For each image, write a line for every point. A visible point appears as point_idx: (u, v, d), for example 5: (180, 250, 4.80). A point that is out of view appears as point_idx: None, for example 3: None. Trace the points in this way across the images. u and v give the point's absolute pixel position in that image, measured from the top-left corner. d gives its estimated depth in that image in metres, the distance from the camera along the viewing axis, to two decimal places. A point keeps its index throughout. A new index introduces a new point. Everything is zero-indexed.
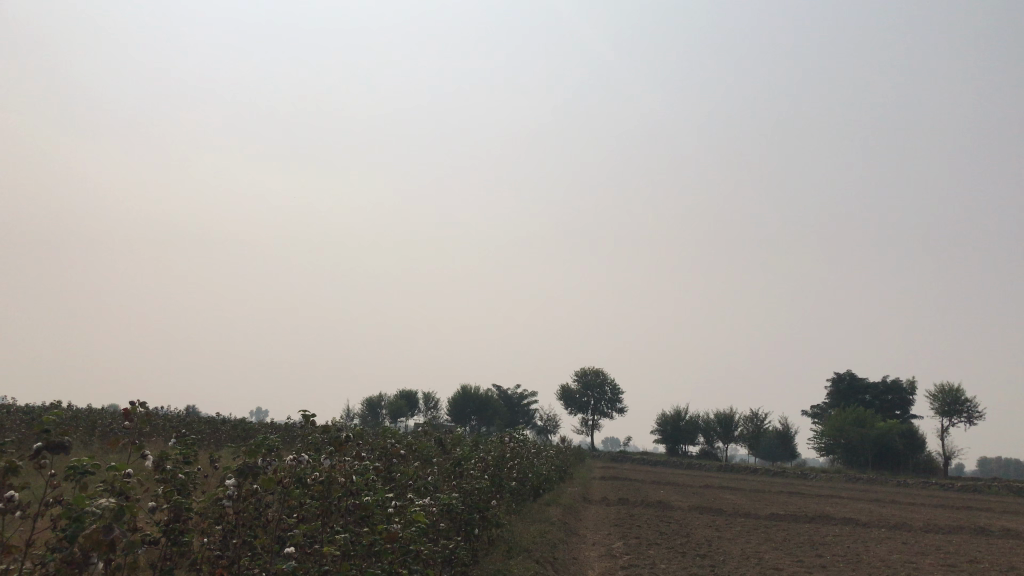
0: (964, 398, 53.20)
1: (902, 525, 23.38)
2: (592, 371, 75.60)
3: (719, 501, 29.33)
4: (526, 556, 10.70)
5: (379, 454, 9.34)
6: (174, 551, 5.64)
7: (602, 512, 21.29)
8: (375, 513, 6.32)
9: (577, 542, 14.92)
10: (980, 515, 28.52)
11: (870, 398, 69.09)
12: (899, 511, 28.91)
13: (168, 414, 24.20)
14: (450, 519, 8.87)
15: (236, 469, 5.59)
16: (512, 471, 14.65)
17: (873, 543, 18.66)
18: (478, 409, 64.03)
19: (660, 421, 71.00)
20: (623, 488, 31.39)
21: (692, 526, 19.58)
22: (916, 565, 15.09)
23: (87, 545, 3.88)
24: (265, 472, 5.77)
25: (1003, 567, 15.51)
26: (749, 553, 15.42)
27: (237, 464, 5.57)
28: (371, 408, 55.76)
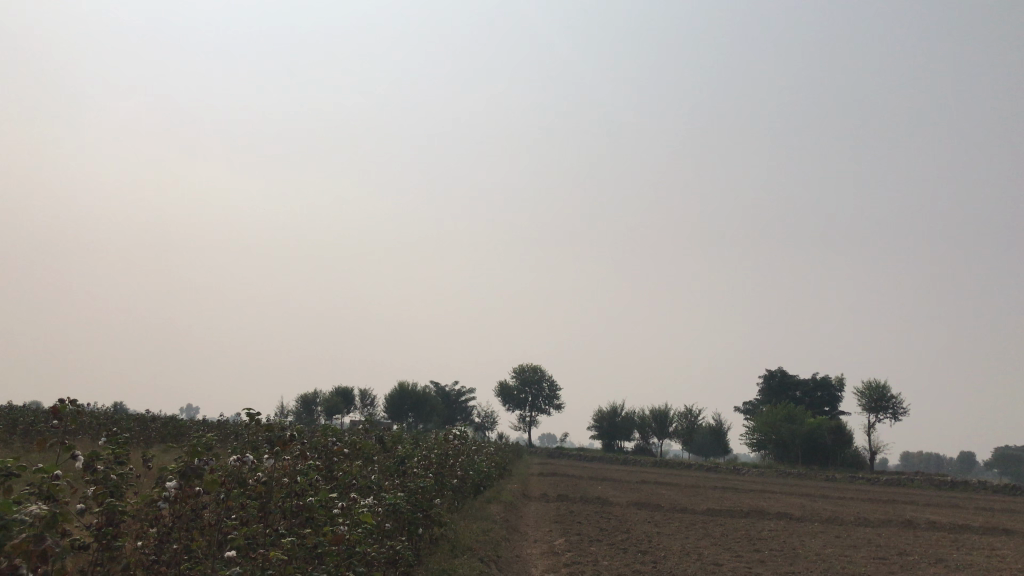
0: (890, 394, 54.80)
1: (834, 519, 23.90)
2: (531, 367, 75.78)
3: (657, 496, 29.59)
4: (471, 555, 10.54)
5: (321, 453, 9.08)
6: (105, 556, 5.34)
7: (542, 509, 21.26)
8: (320, 513, 6.09)
9: (519, 539, 14.82)
10: (907, 509, 29.35)
11: (800, 395, 70.73)
12: (830, 505, 29.57)
13: (96, 411, 23.40)
14: (395, 519, 8.67)
15: (174, 469, 5.31)
16: (454, 469, 14.47)
17: (808, 537, 18.99)
18: (416, 406, 63.61)
19: (597, 417, 71.55)
20: (561, 484, 31.47)
21: (632, 522, 19.68)
22: (850, 559, 15.38)
23: None
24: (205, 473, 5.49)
25: (932, 560, 15.90)
26: (689, 548, 15.54)
27: (176, 464, 5.29)
28: (306, 405, 54.91)
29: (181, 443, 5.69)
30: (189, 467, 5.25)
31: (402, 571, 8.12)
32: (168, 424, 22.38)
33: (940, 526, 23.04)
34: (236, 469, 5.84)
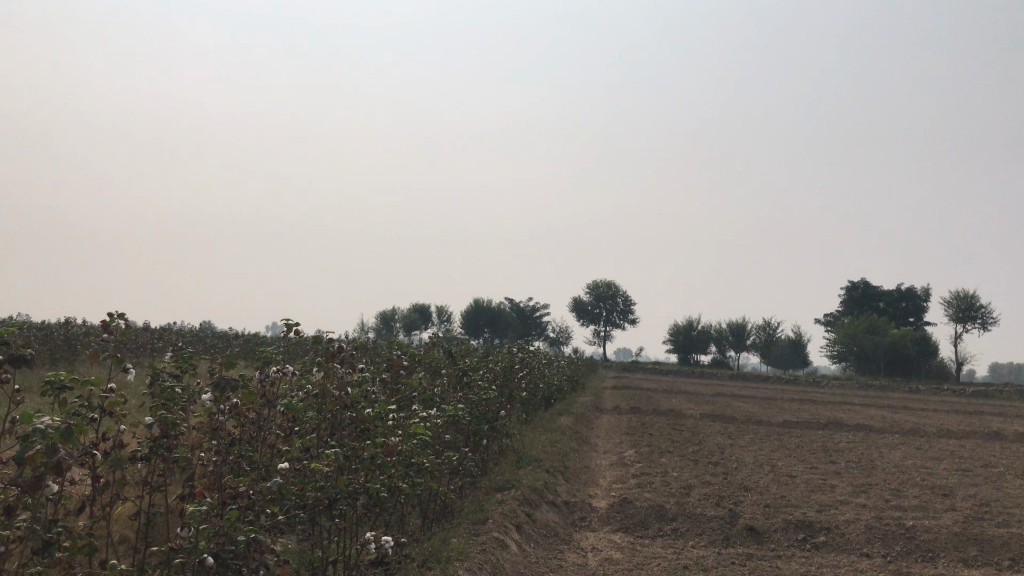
0: (979, 304, 52.80)
1: (916, 431, 23.30)
2: (605, 281, 75.26)
3: (732, 409, 29.32)
4: (537, 465, 10.53)
5: (384, 366, 9.10)
6: (166, 468, 5.44)
7: (614, 421, 21.27)
8: (374, 424, 6.06)
9: (589, 451, 14.82)
10: (994, 420, 28.44)
11: (884, 306, 68.87)
12: (910, 417, 28.91)
13: (182, 329, 24.21)
14: (457, 431, 8.65)
15: (213, 381, 5.26)
16: (522, 381, 14.44)
17: (887, 449, 18.55)
18: (491, 321, 64.24)
19: (673, 331, 70.95)
20: (635, 397, 31.48)
21: (704, 434, 19.56)
22: (932, 471, 14.93)
23: (41, 472, 3.41)
24: (254, 385, 5.43)
25: (1020, 472, 15.31)
26: (762, 460, 15.34)
27: (215, 376, 5.24)
28: (384, 321, 55.98)
29: (224, 357, 5.68)
30: (230, 379, 5.22)
31: (465, 481, 8.16)
32: (248, 338, 23.02)
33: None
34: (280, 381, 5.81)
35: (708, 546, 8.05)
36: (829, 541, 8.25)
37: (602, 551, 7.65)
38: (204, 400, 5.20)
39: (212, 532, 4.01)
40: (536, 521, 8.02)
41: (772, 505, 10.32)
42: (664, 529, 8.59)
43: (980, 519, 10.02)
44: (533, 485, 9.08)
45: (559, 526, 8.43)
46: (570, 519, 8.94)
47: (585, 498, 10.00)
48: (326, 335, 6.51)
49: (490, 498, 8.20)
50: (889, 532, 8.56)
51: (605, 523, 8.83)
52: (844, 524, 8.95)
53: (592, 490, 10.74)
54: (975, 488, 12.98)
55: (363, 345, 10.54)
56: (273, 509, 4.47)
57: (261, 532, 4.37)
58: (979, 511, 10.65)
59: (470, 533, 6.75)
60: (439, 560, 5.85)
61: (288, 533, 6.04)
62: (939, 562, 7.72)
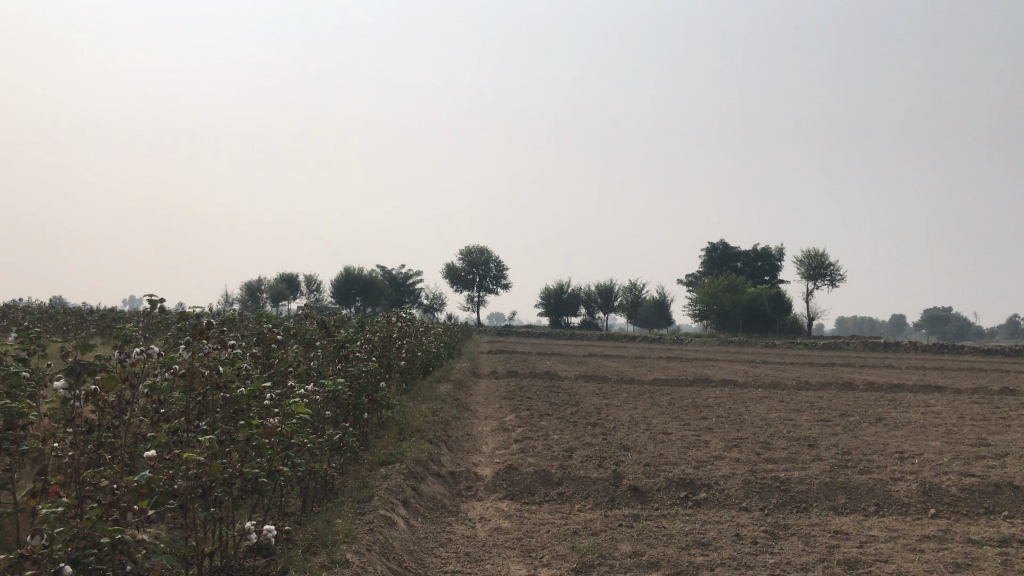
0: (828, 262, 55.95)
1: (776, 384, 24.43)
2: (477, 247, 75.31)
3: (604, 369, 29.92)
4: (420, 436, 10.31)
5: (255, 340, 8.64)
6: (13, 462, 4.92)
7: (492, 386, 21.30)
8: (249, 404, 5.70)
9: (469, 417, 14.70)
10: (845, 370, 30.22)
11: (742, 266, 71.90)
12: (770, 370, 30.31)
13: (29, 306, 22.49)
14: (336, 405, 8.33)
15: (63, 366, 4.74)
16: (400, 351, 14.13)
17: (752, 403, 19.33)
18: (363, 289, 63.19)
19: (545, 295, 71.71)
20: (510, 361, 31.63)
21: (581, 395, 19.82)
22: (795, 422, 15.64)
23: None
24: (110, 369, 4.95)
25: (873, 419, 16.26)
26: (638, 419, 15.65)
27: (66, 361, 4.73)
28: (251, 293, 53.97)
29: (76, 340, 5.15)
30: (80, 363, 4.70)
31: (346, 457, 7.86)
32: (103, 313, 21.64)
33: (878, 385, 23.71)
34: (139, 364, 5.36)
35: (594, 509, 8.07)
36: (710, 498, 8.44)
37: (490, 521, 7.53)
38: (56, 388, 4.69)
39: (70, 535, 3.57)
40: (422, 495, 7.82)
41: (651, 463, 10.50)
42: (550, 495, 8.57)
43: (844, 467, 10.53)
44: (417, 457, 8.86)
45: (445, 497, 8.27)
46: (456, 489, 8.80)
47: (469, 467, 9.87)
48: (190, 312, 6.06)
49: (373, 473, 7.93)
50: (765, 485, 8.83)
51: (491, 492, 8.73)
52: (721, 479, 9.18)
53: (476, 458, 10.64)
54: (836, 437, 13.66)
55: (231, 320, 9.99)
56: (140, 505, 4.08)
57: (125, 530, 3.97)
58: (842, 459, 11.19)
59: (355, 512, 6.47)
60: (325, 545, 5.55)
61: (157, 524, 5.63)
62: (812, 511, 8.04)
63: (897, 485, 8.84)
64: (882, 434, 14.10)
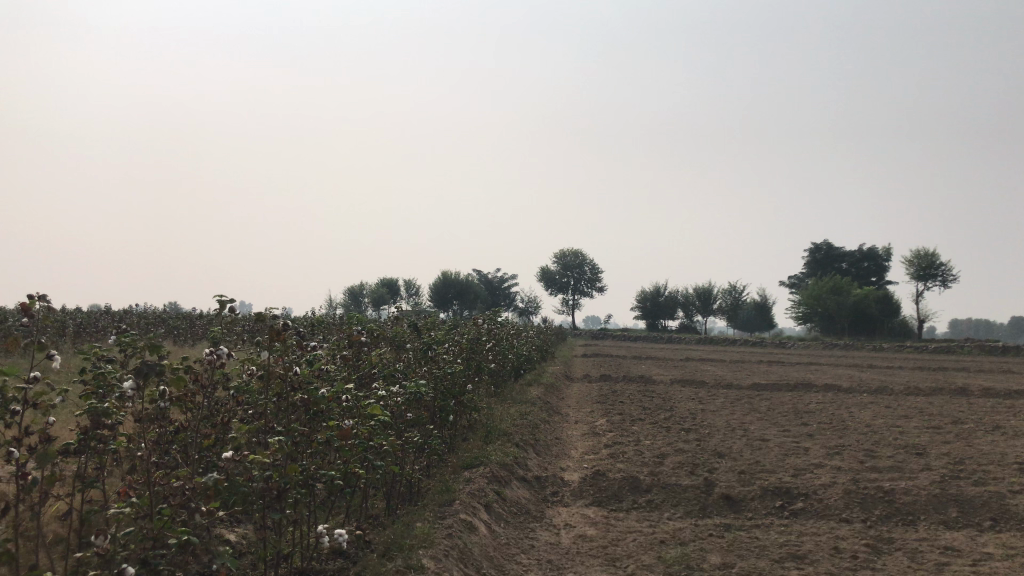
0: (940, 262, 53.38)
1: (884, 390, 23.35)
2: (572, 250, 75.10)
3: (701, 373, 29.28)
4: (507, 440, 10.19)
5: (343, 343, 8.67)
6: (98, 462, 5.01)
7: (585, 389, 21.04)
8: (327, 405, 5.70)
9: (560, 422, 14.53)
10: (959, 376, 28.68)
11: (847, 267, 69.41)
12: (877, 375, 29.01)
13: (142, 311, 23.54)
14: (421, 408, 8.28)
15: (134, 367, 4.72)
16: (490, 354, 14.05)
17: (857, 409, 18.48)
18: (459, 293, 63.81)
19: (641, 297, 70.81)
20: (604, 364, 31.29)
21: (676, 400, 19.38)
22: (902, 430, 14.86)
23: None
24: (184, 370, 4.94)
25: (989, 428, 15.29)
26: (735, 424, 15.15)
27: (135, 362, 4.70)
28: (352, 297, 55.16)
29: (151, 342, 5.17)
30: (150, 363, 4.68)
31: (431, 459, 7.81)
32: (209, 317, 22.44)
33: (995, 392, 22.36)
34: (216, 366, 5.36)
35: (684, 518, 7.78)
36: (808, 508, 8.02)
37: (575, 528, 7.34)
38: (128, 388, 4.68)
39: (141, 535, 3.60)
40: (505, 499, 7.71)
41: (746, 471, 10.08)
42: (639, 502, 8.32)
43: (957, 478, 9.89)
44: (503, 461, 8.75)
45: (530, 503, 8.12)
46: (542, 494, 8.65)
47: (556, 472, 9.71)
48: (267, 313, 6.05)
49: (457, 476, 7.86)
50: (867, 495, 8.35)
51: (578, 497, 8.55)
52: (820, 488, 8.73)
53: (563, 463, 10.45)
54: (947, 446, 12.88)
55: (320, 322, 10.07)
56: (210, 505, 4.07)
57: (196, 532, 3.98)
58: (954, 469, 10.52)
59: (436, 517, 6.40)
60: (402, 549, 5.48)
61: (237, 525, 5.69)
62: (920, 525, 7.54)
63: (1015, 499, 8.22)
64: (999, 444, 13.23)
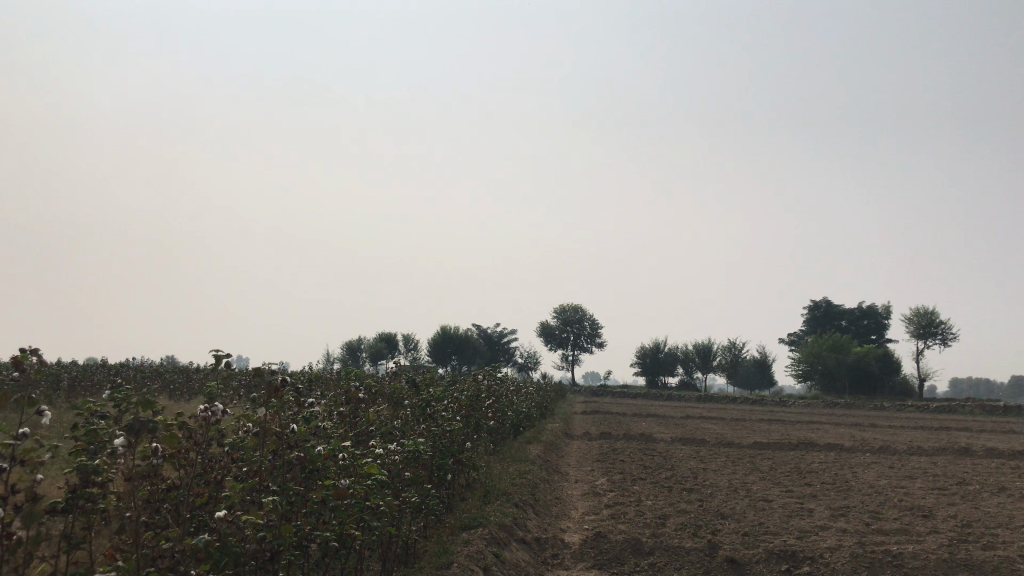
0: (939, 320, 53.33)
1: (887, 449, 23.10)
2: (572, 305, 75.14)
3: (702, 431, 28.98)
4: (506, 500, 10.01)
5: (340, 399, 8.55)
6: (86, 521, 4.87)
7: (585, 447, 20.80)
8: (323, 464, 5.59)
9: (560, 481, 14.31)
10: (963, 435, 28.39)
11: (846, 324, 69.36)
12: (879, 434, 28.74)
13: (140, 365, 23.40)
14: (419, 466, 8.13)
15: (126, 425, 4.61)
16: (489, 411, 13.91)
17: (861, 469, 18.25)
18: (458, 349, 63.64)
19: (641, 354, 70.59)
20: (604, 422, 31.03)
21: (677, 459, 19.14)
22: (907, 491, 14.63)
23: None
24: (177, 427, 4.83)
25: (995, 489, 15.06)
26: (737, 484, 14.92)
27: (128, 419, 4.59)
28: (351, 352, 54.99)
29: (145, 398, 5.07)
30: (144, 420, 4.58)
31: (428, 519, 7.64)
32: (207, 371, 22.31)
33: (1000, 452, 22.11)
34: (210, 422, 5.25)
35: None
36: (814, 573, 7.83)
37: None
38: (120, 446, 4.58)
39: None
40: (504, 562, 7.51)
41: (750, 533, 9.88)
42: (640, 565, 8.13)
43: (965, 541, 9.70)
44: (501, 521, 8.58)
45: (529, 566, 7.93)
46: (542, 557, 8.46)
47: (556, 533, 9.52)
48: (264, 369, 5.97)
49: (455, 538, 7.69)
50: (874, 559, 8.17)
51: (578, 560, 8.36)
52: (826, 551, 8.55)
53: (564, 524, 10.25)
54: (954, 508, 12.67)
55: (318, 377, 9.98)
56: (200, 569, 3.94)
57: None
58: (962, 532, 10.32)
59: None
60: None
61: None
62: None
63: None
64: (1006, 506, 13.01)
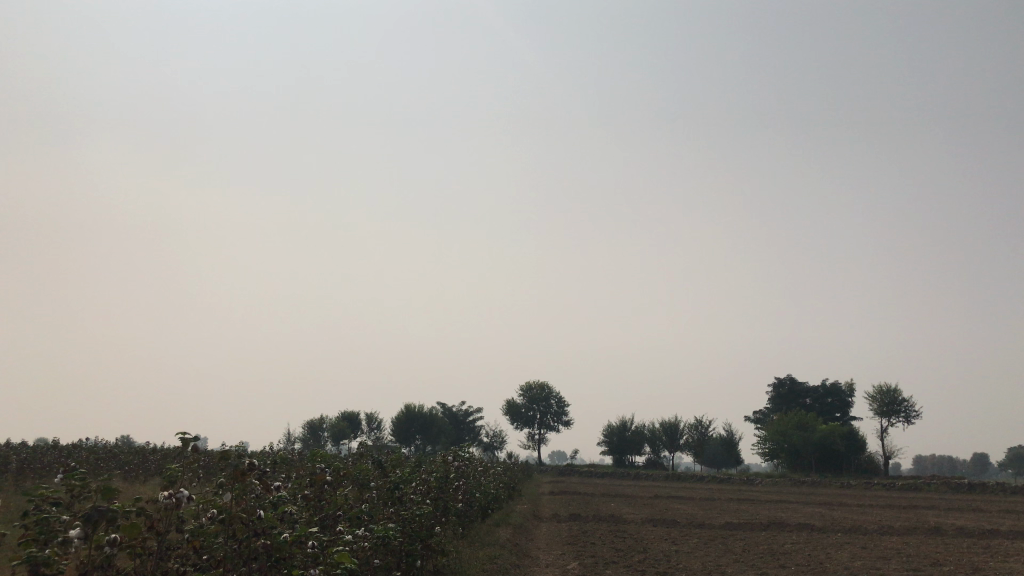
0: (902, 398, 53.81)
1: (858, 529, 22.94)
2: (538, 383, 74.76)
3: (671, 511, 28.60)
4: None
5: (306, 482, 8.26)
6: None
7: (554, 530, 20.37)
8: (290, 552, 5.33)
9: (530, 565, 13.94)
10: (932, 514, 28.33)
11: (811, 402, 69.70)
12: (848, 514, 28.58)
13: (93, 446, 22.64)
14: (388, 552, 7.84)
15: (82, 515, 4.35)
16: (458, 493, 13.59)
17: (833, 550, 18.04)
18: (423, 428, 62.70)
19: (608, 432, 70.10)
20: (572, 502, 30.53)
21: (648, 541, 18.81)
22: (882, 572, 14.46)
23: None
24: (134, 516, 4.56)
25: (968, 570, 14.95)
26: (711, 567, 14.64)
27: (85, 508, 4.33)
28: (312, 432, 53.87)
29: (103, 483, 4.80)
30: (100, 509, 4.31)
31: None
32: (164, 452, 21.60)
33: (969, 531, 22.04)
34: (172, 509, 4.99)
35: None
36: None
37: None
38: (74, 537, 4.30)
39: None
40: None
41: None
42: None
43: None
44: None
45: None
46: None
47: None
48: (232, 451, 5.73)
49: None
50: None
51: None
52: None
53: None
54: None
55: (283, 459, 9.68)
56: None
57: None
58: None
59: None
60: None
61: None
62: None
63: None
64: None
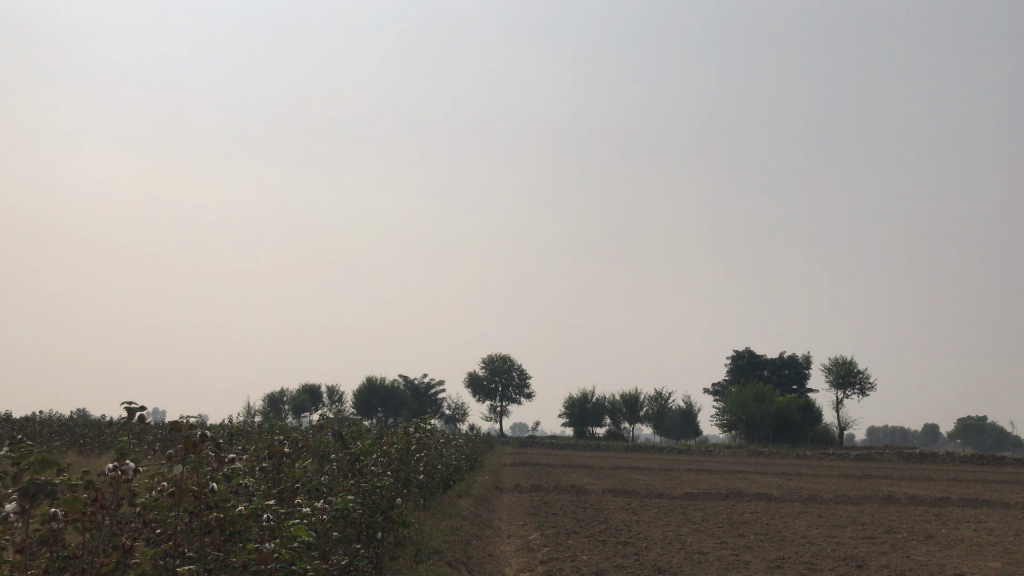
0: (857, 370, 54.77)
1: (813, 498, 23.31)
2: (500, 355, 74.88)
3: (632, 482, 28.83)
4: (438, 559, 9.63)
5: (264, 454, 8.09)
6: None
7: (516, 501, 20.41)
8: (245, 523, 5.21)
9: (492, 536, 13.91)
10: (885, 483, 28.93)
11: (768, 374, 70.74)
12: (804, 483, 29.06)
13: (47, 419, 22.14)
14: (348, 525, 7.72)
15: (21, 489, 4.14)
16: (419, 464, 13.47)
17: (790, 518, 18.29)
18: (384, 400, 62.53)
19: (569, 404, 70.58)
20: (533, 474, 30.66)
21: (609, 511, 18.92)
22: (838, 540, 14.68)
23: None
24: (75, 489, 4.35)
25: (921, 537, 15.23)
26: (671, 536, 14.76)
27: (25, 483, 4.12)
28: (273, 405, 53.42)
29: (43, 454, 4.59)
30: (40, 484, 4.11)
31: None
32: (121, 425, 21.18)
33: (921, 499, 22.51)
34: (117, 482, 4.80)
35: None
36: None
37: None
38: (12, 512, 4.10)
39: None
40: None
41: None
42: None
43: None
44: None
45: None
46: None
47: None
48: (183, 423, 5.53)
49: None
50: None
51: None
52: None
53: None
54: (884, 557, 12.73)
55: (240, 432, 9.49)
56: None
57: None
58: None
59: None
60: None
61: None
62: None
63: None
64: (934, 554, 13.13)
